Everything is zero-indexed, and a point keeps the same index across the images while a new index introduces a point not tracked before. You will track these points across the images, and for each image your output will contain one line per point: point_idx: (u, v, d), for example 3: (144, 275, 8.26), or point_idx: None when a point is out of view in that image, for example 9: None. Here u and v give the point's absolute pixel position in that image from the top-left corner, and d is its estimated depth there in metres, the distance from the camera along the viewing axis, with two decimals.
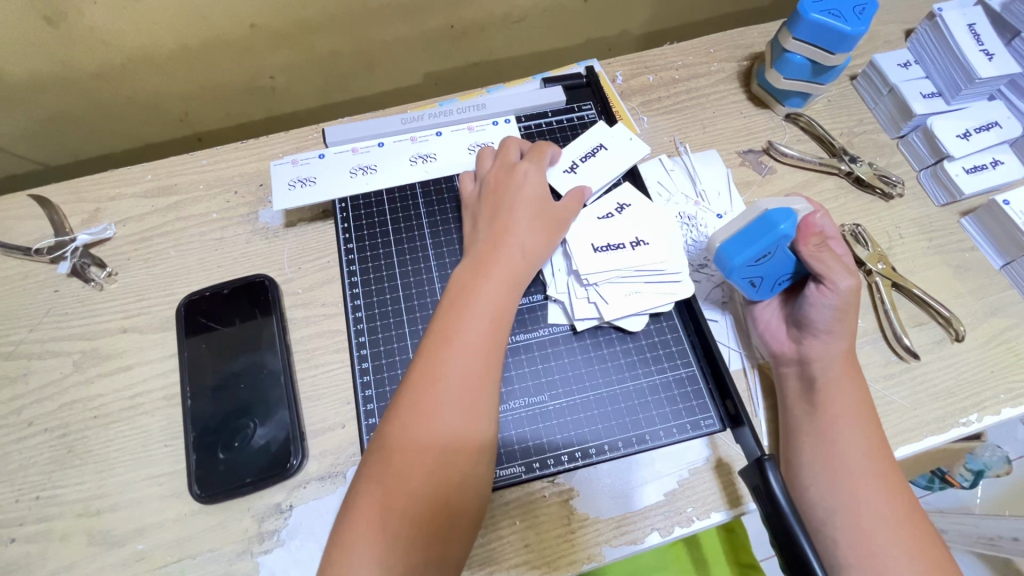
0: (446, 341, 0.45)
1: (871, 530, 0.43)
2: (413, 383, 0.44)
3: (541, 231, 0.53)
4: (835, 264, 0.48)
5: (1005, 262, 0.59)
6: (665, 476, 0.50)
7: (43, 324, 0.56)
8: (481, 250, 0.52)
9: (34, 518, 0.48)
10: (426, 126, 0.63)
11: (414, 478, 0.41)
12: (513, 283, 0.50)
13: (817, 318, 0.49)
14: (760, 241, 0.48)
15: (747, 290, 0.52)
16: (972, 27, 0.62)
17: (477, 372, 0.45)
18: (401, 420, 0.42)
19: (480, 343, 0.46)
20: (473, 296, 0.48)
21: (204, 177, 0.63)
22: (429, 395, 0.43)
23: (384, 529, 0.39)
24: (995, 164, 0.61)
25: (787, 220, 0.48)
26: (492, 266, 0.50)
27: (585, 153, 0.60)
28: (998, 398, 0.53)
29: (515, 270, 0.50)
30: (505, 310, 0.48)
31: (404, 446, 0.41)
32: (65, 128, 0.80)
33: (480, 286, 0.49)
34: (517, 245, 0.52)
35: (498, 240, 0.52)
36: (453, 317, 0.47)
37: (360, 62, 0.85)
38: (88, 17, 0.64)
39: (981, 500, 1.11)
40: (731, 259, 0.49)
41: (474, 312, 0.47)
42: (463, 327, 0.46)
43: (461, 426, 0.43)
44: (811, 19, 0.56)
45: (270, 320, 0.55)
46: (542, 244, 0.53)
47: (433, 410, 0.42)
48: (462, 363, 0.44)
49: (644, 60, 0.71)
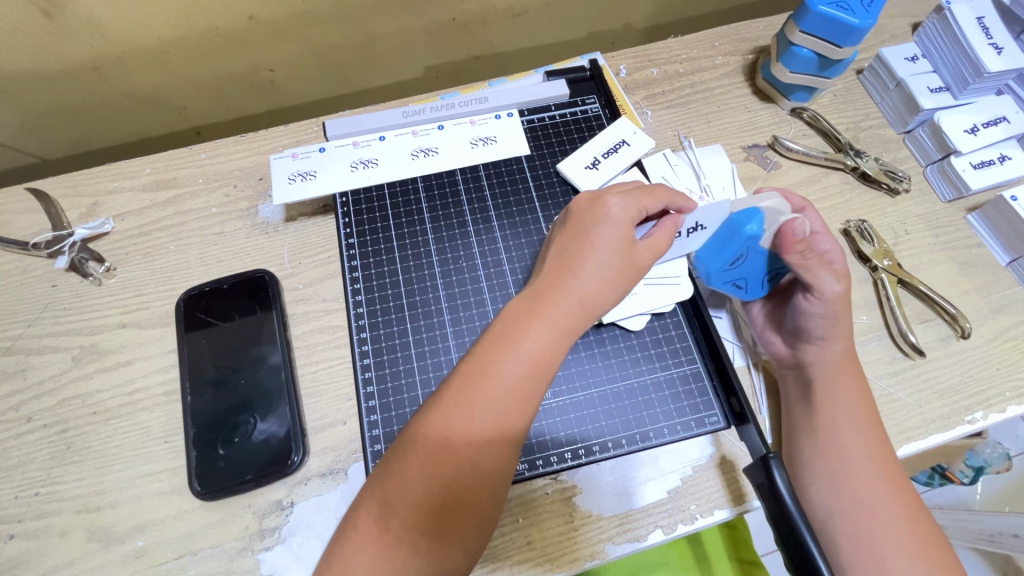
0: (481, 377, 0.40)
1: (875, 530, 0.43)
2: (438, 407, 0.40)
3: (614, 281, 0.44)
4: (820, 269, 0.46)
5: (1011, 259, 0.59)
6: (669, 474, 0.50)
7: (41, 320, 0.55)
8: (542, 282, 0.44)
9: (34, 515, 0.48)
10: (428, 119, 0.62)
11: (416, 499, 0.38)
12: (570, 333, 0.42)
13: (808, 325, 0.48)
14: (727, 246, 0.48)
15: (736, 293, 0.52)
16: (981, 20, 0.61)
17: (507, 417, 0.40)
18: (416, 436, 0.40)
19: (516, 389, 0.40)
20: (520, 335, 0.41)
21: (203, 171, 0.63)
22: (451, 425, 0.39)
23: (377, 541, 0.38)
24: (1003, 160, 0.60)
25: (750, 220, 0.47)
26: (547, 307, 0.42)
27: (607, 150, 0.61)
28: (1003, 396, 0.53)
29: (573, 319, 0.42)
30: (552, 360, 0.42)
31: (413, 469, 0.39)
32: (63, 120, 0.79)
33: (528, 326, 0.41)
34: (582, 291, 0.43)
35: (560, 280, 0.43)
36: (494, 350, 0.41)
37: (360, 54, 0.84)
38: (85, 8, 0.63)
39: (981, 495, 1.10)
40: (705, 266, 0.51)
41: (517, 355, 0.41)
42: (501, 368, 0.40)
43: (480, 468, 0.39)
44: (818, 12, 0.55)
45: (271, 316, 0.55)
46: (609, 294, 0.44)
47: (456, 447, 0.39)
48: (492, 408, 0.40)
49: (648, 53, 0.70)
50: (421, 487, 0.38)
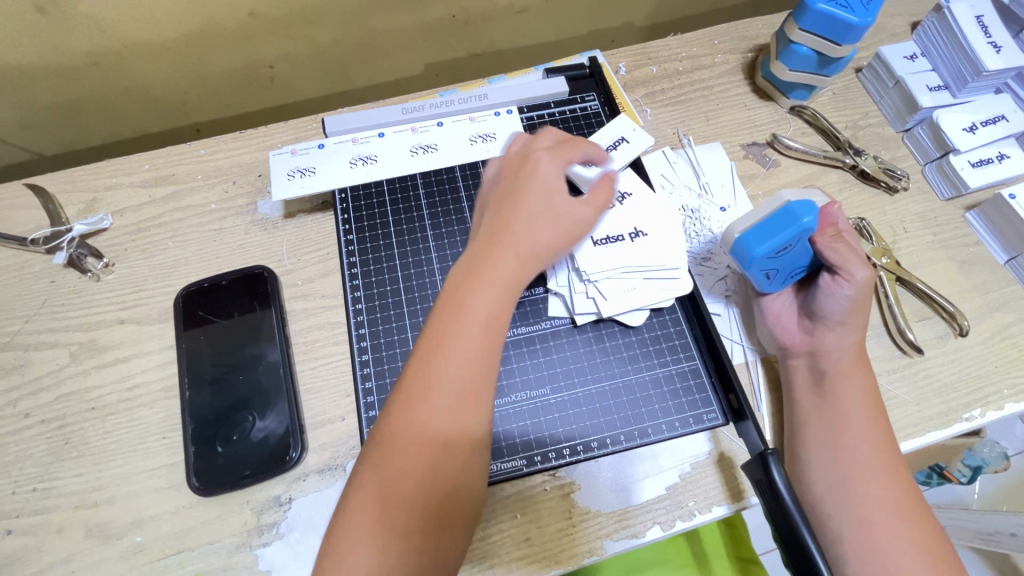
0: (439, 346, 0.43)
1: (876, 526, 0.43)
2: (402, 387, 0.43)
3: (553, 232, 0.48)
4: (851, 255, 0.48)
5: (1009, 257, 0.59)
6: (667, 470, 0.50)
7: (39, 316, 0.55)
8: (484, 245, 0.47)
9: (32, 510, 0.48)
10: (427, 116, 0.63)
11: (400, 478, 0.40)
12: (514, 284, 0.45)
13: (831, 307, 0.49)
14: (782, 233, 0.47)
15: (760, 283, 0.51)
16: (979, 19, 0.61)
17: (468, 379, 0.42)
18: (388, 418, 0.42)
19: (473, 350, 0.43)
20: (469, 298, 0.44)
21: (202, 167, 0.63)
22: (416, 398, 0.42)
23: (371, 528, 0.39)
24: (1002, 158, 0.60)
25: (809, 213, 0.46)
26: (491, 267, 0.45)
27: (607, 146, 0.60)
28: (1001, 393, 0.53)
29: (517, 272, 0.46)
30: (503, 314, 0.45)
31: (394, 458, 0.40)
32: (62, 116, 0.79)
33: (476, 287, 0.44)
34: (523, 243, 0.46)
35: (501, 239, 0.46)
36: (446, 319, 0.44)
37: (360, 51, 0.84)
38: (84, 3, 0.63)
39: (979, 495, 1.11)
40: (750, 251, 0.47)
41: (469, 318, 0.43)
42: (455, 334, 0.43)
43: (452, 433, 0.41)
44: (818, 10, 0.55)
45: (269, 312, 0.54)
46: (552, 244, 0.47)
47: (424, 417, 0.41)
48: (452, 374, 0.42)
49: (648, 51, 0.70)
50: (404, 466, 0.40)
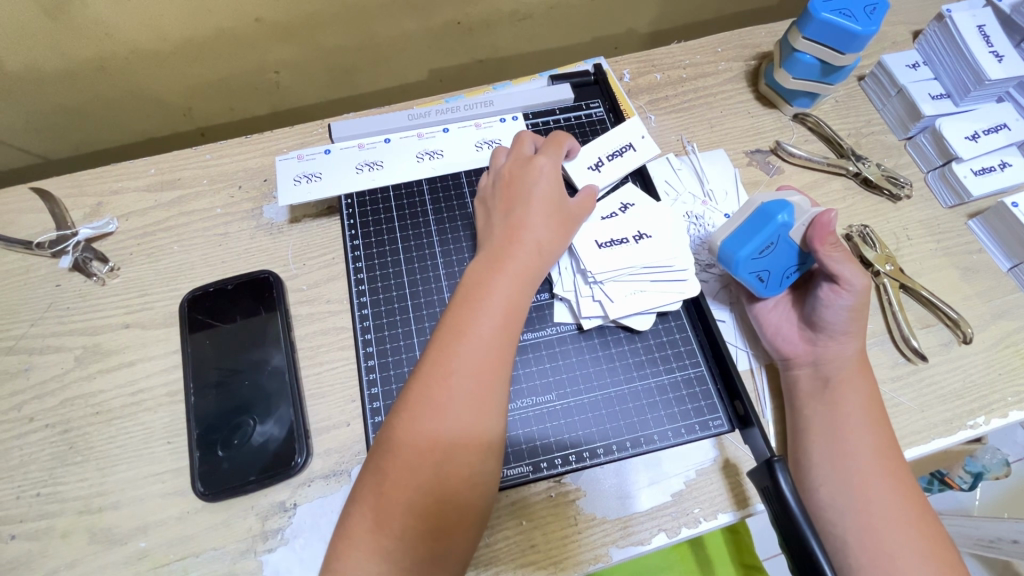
0: (458, 334, 0.44)
1: (882, 533, 0.43)
2: (419, 376, 0.43)
3: (558, 230, 0.51)
4: (847, 262, 0.48)
5: (1012, 264, 0.59)
6: (673, 477, 0.50)
7: (43, 319, 0.55)
8: (496, 242, 0.50)
9: (36, 515, 0.48)
10: (433, 122, 0.63)
11: (418, 468, 0.40)
12: (528, 278, 0.48)
13: (832, 318, 0.50)
14: (760, 234, 0.48)
15: (756, 287, 0.51)
16: (981, 29, 0.62)
17: (485, 367, 0.43)
18: (405, 409, 0.42)
19: (490, 338, 0.44)
20: (487, 289, 0.47)
21: (207, 172, 0.63)
22: (434, 388, 0.42)
23: (384, 521, 0.39)
24: (1004, 166, 0.61)
25: (784, 210, 0.47)
26: (506, 261, 0.48)
27: (612, 152, 0.60)
28: (1005, 400, 0.53)
29: (531, 266, 0.49)
30: (519, 304, 0.47)
31: (411, 447, 0.41)
32: (67, 120, 0.79)
33: (493, 279, 0.47)
34: (533, 239, 0.50)
35: (512, 236, 0.50)
36: (465, 310, 0.46)
37: (365, 57, 0.84)
38: (91, 9, 0.63)
39: (979, 502, 1.11)
40: (734, 254, 0.49)
41: (487, 307, 0.46)
42: (473, 323, 0.45)
43: (471, 422, 0.42)
44: (822, 19, 0.55)
45: (274, 317, 0.54)
46: (557, 240, 0.51)
47: (444, 405, 0.42)
48: (471, 361, 0.43)
49: (652, 58, 0.71)
50: (422, 456, 0.41)
